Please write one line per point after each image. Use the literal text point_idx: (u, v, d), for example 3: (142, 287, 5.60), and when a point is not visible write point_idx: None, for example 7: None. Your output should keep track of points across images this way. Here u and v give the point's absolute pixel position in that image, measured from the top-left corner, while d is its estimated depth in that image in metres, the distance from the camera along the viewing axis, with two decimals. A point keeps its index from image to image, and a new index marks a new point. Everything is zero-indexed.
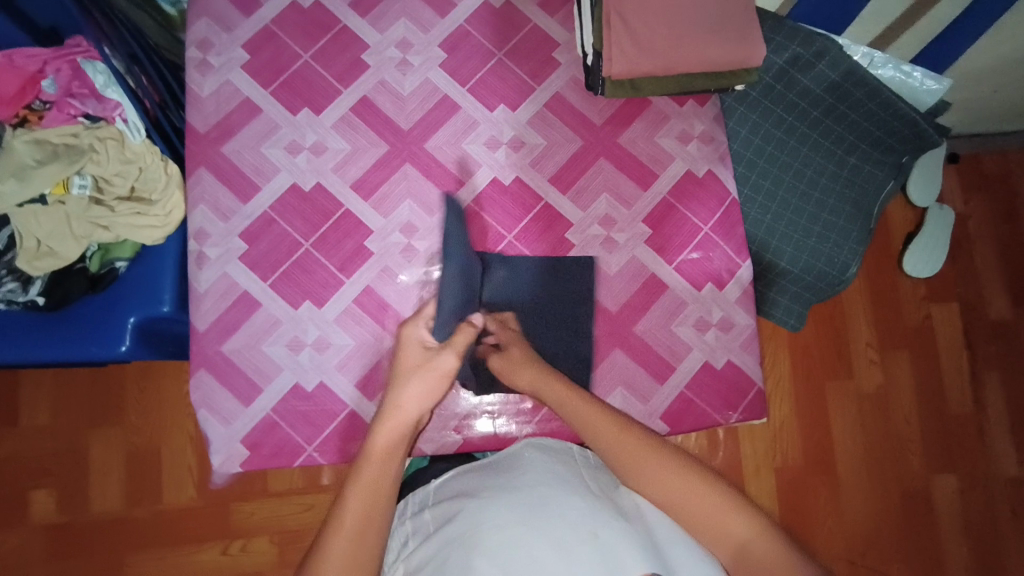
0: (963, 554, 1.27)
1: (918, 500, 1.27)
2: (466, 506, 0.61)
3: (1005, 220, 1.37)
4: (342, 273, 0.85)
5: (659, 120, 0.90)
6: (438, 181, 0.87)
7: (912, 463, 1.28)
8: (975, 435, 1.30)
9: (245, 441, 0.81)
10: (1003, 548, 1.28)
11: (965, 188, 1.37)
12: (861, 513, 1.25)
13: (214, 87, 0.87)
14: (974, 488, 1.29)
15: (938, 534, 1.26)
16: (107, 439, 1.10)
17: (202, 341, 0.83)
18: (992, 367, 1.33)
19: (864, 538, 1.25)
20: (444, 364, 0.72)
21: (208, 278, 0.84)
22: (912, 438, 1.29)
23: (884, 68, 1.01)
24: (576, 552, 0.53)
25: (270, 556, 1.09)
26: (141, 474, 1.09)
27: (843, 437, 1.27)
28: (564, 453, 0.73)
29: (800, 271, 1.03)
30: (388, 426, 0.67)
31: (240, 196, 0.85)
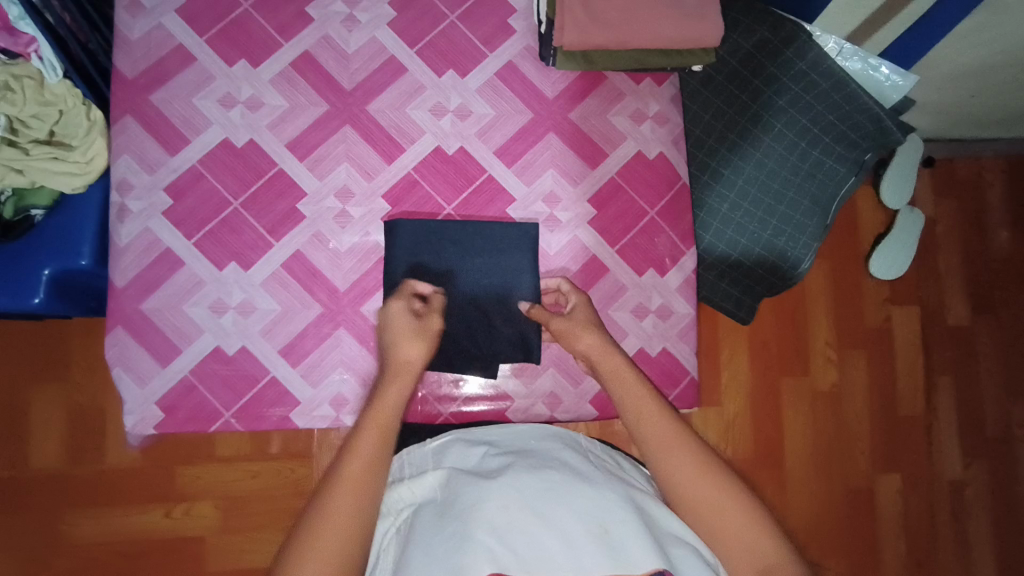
0: (901, 552, 1.29)
1: (863, 497, 1.28)
2: (470, 482, 0.60)
3: (970, 226, 1.37)
4: (271, 235, 0.81)
5: (614, 97, 0.87)
6: (379, 146, 0.83)
7: (859, 461, 1.29)
8: (924, 436, 1.32)
9: (161, 403, 0.79)
10: (938, 549, 1.30)
11: (935, 192, 1.36)
12: (812, 507, 1.27)
13: (146, 29, 0.82)
14: (917, 489, 1.31)
15: (879, 530, 1.28)
16: (49, 395, 1.06)
17: (120, 297, 0.79)
18: (945, 371, 1.34)
19: (809, 529, 1.26)
20: (433, 326, 0.70)
21: (129, 231, 0.80)
22: (862, 436, 1.29)
23: (850, 60, 0.99)
24: (590, 543, 0.53)
25: (212, 521, 1.07)
26: (84, 432, 1.06)
27: (794, 432, 1.27)
28: (567, 437, 0.70)
29: (752, 263, 1.02)
30: (393, 389, 0.63)
31: (167, 147, 0.81)
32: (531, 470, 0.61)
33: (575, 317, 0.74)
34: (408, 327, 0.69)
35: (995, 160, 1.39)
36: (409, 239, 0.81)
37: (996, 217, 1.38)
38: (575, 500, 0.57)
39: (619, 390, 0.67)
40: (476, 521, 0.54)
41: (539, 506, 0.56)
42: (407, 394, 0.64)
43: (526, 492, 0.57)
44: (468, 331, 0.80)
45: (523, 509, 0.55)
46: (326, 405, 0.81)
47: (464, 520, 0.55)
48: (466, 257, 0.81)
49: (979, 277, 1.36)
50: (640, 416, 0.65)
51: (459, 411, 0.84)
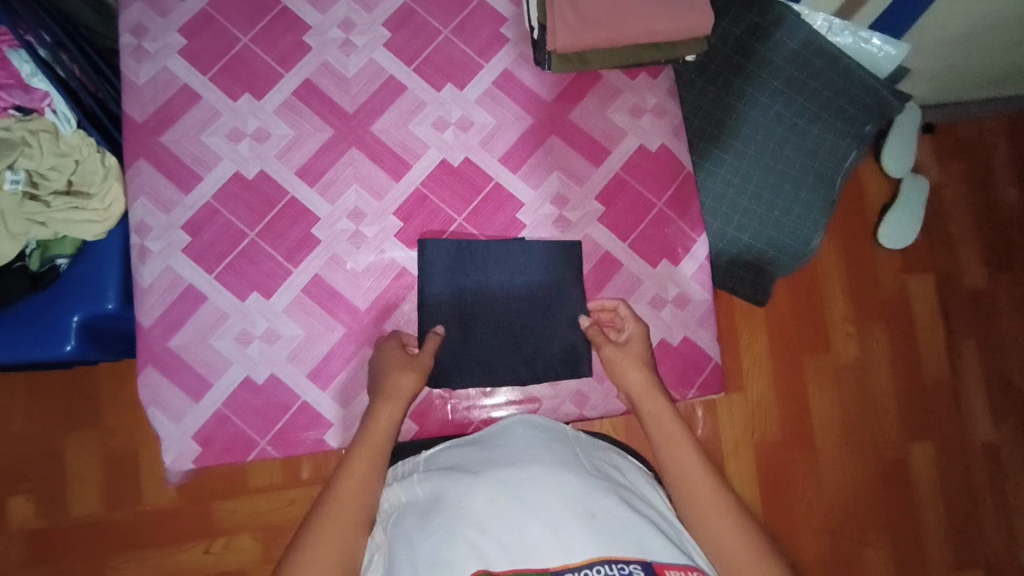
0: (941, 520, 1.28)
1: (895, 470, 1.27)
2: (456, 478, 0.63)
3: (978, 188, 1.36)
4: (289, 262, 0.83)
5: (611, 94, 0.88)
6: (386, 165, 0.85)
7: (889, 433, 1.28)
8: (952, 401, 1.31)
9: (197, 436, 0.80)
10: (978, 514, 1.29)
11: (939, 157, 1.36)
12: (842, 484, 1.26)
13: (151, 73, 0.84)
14: (950, 455, 1.29)
15: (916, 500, 1.27)
16: (82, 443, 1.08)
17: (148, 338, 0.81)
18: (967, 336, 1.33)
19: (843, 508, 1.25)
20: (426, 361, 0.74)
21: (151, 271, 0.81)
22: (890, 408, 1.29)
23: (841, 35, 1.00)
24: (568, 528, 0.56)
25: (254, 551, 1.08)
26: (120, 476, 1.08)
27: (821, 409, 1.27)
28: (555, 431, 0.72)
29: (763, 245, 1.02)
30: (383, 413, 0.69)
31: (181, 186, 0.83)
32: (517, 466, 0.63)
33: (629, 348, 0.76)
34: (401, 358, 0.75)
35: (997, 120, 1.38)
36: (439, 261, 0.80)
37: (1003, 176, 1.37)
38: (557, 488, 0.60)
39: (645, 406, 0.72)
40: (460, 516, 0.58)
41: (524, 498, 0.59)
42: (397, 418, 0.69)
43: (510, 484, 0.61)
44: (480, 344, 0.80)
45: (510, 502, 0.58)
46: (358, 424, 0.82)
47: (449, 514, 0.59)
48: (489, 271, 0.81)
49: (993, 238, 1.35)
50: (663, 433, 0.69)
51: (489, 417, 0.85)
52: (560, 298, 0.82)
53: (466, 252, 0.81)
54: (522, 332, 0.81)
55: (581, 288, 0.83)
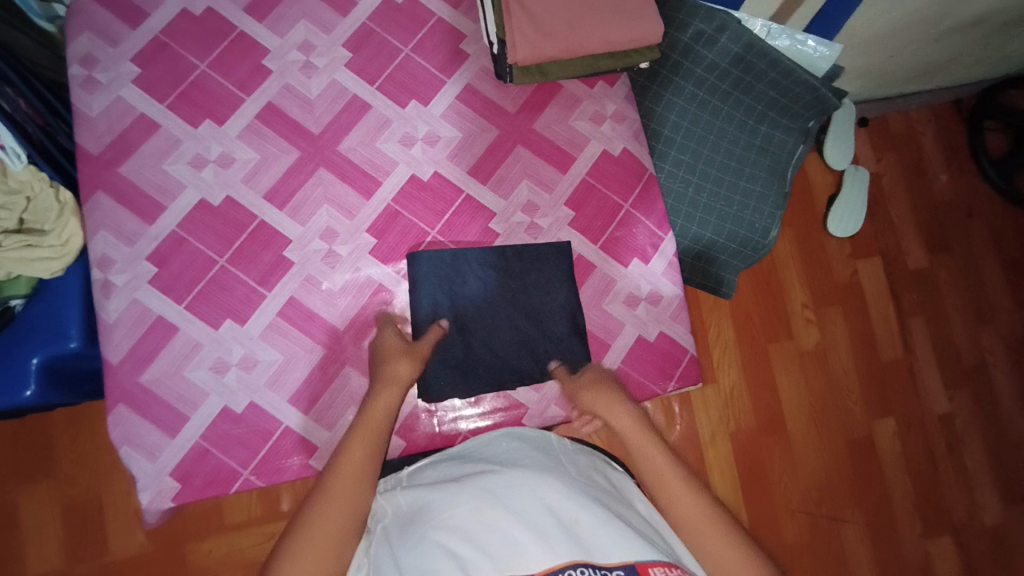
0: (907, 490, 1.34)
1: (862, 446, 1.34)
2: (441, 489, 0.63)
3: (912, 174, 1.46)
4: (262, 286, 0.82)
5: (572, 103, 0.91)
6: (355, 183, 0.85)
7: (854, 411, 1.34)
8: (908, 376, 1.38)
9: (175, 473, 0.77)
10: (940, 480, 1.36)
11: (876, 148, 1.46)
12: (815, 465, 1.31)
13: (105, 104, 0.82)
14: (911, 428, 1.37)
15: (884, 473, 1.34)
16: (40, 496, 1.02)
17: (117, 375, 0.78)
18: (915, 312, 1.42)
19: (818, 489, 1.30)
20: (423, 349, 0.76)
21: (117, 306, 0.79)
22: (852, 387, 1.35)
23: (779, 39, 1.07)
24: (552, 532, 0.56)
25: None
26: (83, 528, 1.02)
27: (789, 394, 1.32)
28: (541, 441, 0.73)
29: (726, 240, 1.08)
30: (382, 396, 0.69)
31: (144, 217, 0.81)
32: (503, 476, 0.64)
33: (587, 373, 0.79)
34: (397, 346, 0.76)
35: (922, 111, 1.50)
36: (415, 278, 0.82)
37: (933, 162, 1.48)
38: (541, 494, 0.61)
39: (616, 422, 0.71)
40: (444, 526, 0.58)
41: (509, 505, 0.59)
42: (396, 401, 0.69)
43: (495, 493, 0.61)
44: (470, 353, 0.82)
45: (495, 510, 0.58)
46: None
47: (433, 524, 0.58)
48: (458, 284, 0.83)
49: (930, 219, 1.45)
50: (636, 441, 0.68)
51: (477, 428, 0.85)
52: (546, 300, 0.85)
53: (441, 265, 0.82)
54: (512, 339, 0.83)
55: (571, 284, 0.86)
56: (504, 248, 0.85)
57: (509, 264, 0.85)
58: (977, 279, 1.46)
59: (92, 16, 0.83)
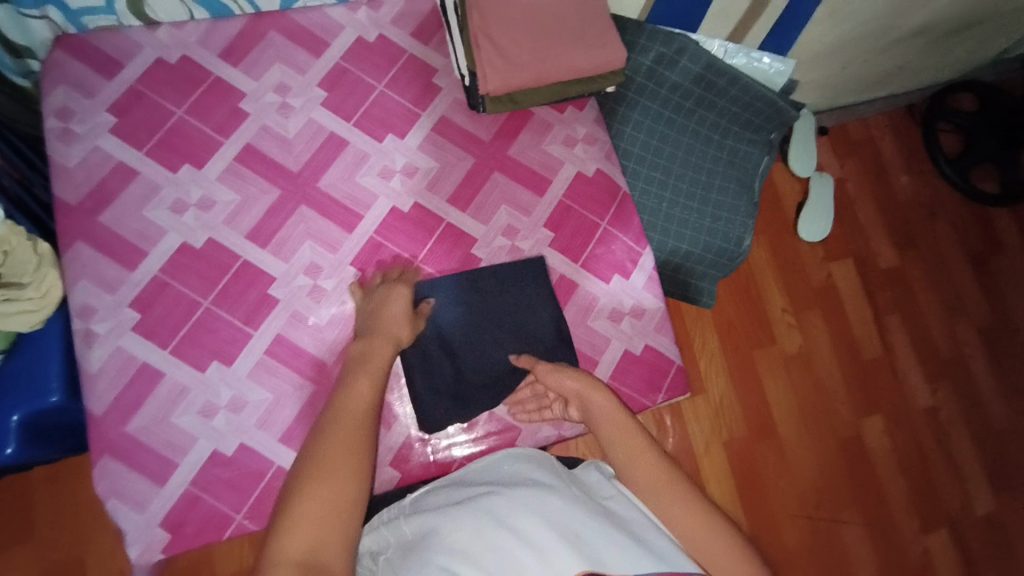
0: (900, 486, 1.36)
1: (852, 445, 1.36)
2: (444, 514, 0.63)
3: (874, 177, 1.53)
4: (248, 325, 0.81)
5: (544, 128, 0.94)
6: (337, 218, 0.86)
7: (841, 411, 1.37)
8: (889, 373, 1.42)
9: (165, 522, 0.76)
10: (930, 473, 1.39)
11: (837, 154, 1.52)
12: (809, 469, 1.32)
13: (82, 156, 0.83)
14: (897, 422, 1.40)
15: (876, 471, 1.36)
16: (22, 559, 0.98)
17: (101, 426, 0.76)
18: (891, 310, 1.46)
19: (814, 491, 1.32)
20: (419, 323, 0.80)
21: (100, 355, 0.78)
22: (837, 387, 1.38)
23: (737, 57, 1.11)
24: (554, 549, 0.56)
25: None
26: None
27: (778, 399, 1.34)
28: (541, 460, 0.73)
29: (702, 250, 1.12)
30: (380, 352, 0.72)
31: (125, 264, 0.81)
32: (504, 494, 0.64)
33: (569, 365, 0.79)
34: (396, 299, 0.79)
35: (879, 117, 1.57)
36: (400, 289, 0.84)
37: (893, 165, 1.55)
38: (542, 512, 0.61)
39: (607, 428, 0.73)
40: (448, 548, 0.58)
41: (511, 524, 0.59)
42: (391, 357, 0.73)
43: (497, 513, 0.61)
44: (460, 374, 0.83)
45: (497, 530, 0.59)
46: None
47: (436, 548, 0.58)
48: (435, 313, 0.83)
49: (895, 220, 1.51)
50: (626, 451, 0.71)
51: (472, 452, 0.84)
52: (531, 319, 0.86)
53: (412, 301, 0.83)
54: (499, 359, 0.84)
55: (551, 309, 0.87)
56: (470, 275, 0.86)
57: (483, 287, 0.86)
58: (946, 273, 1.51)
59: (66, 70, 0.84)
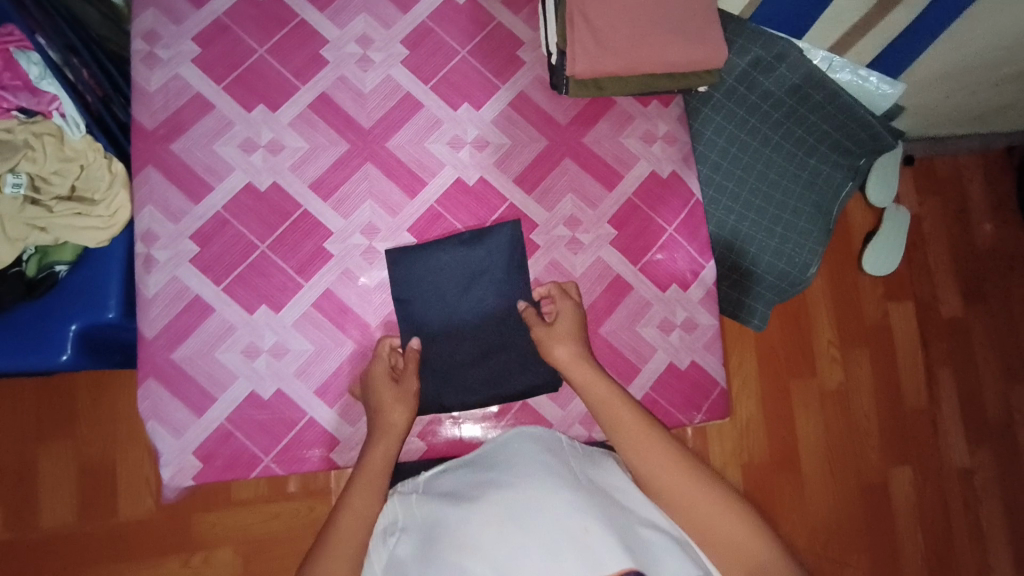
0: (917, 539, 1.31)
1: (875, 491, 1.31)
2: (456, 504, 0.62)
3: (956, 219, 1.42)
4: (299, 275, 0.82)
5: (624, 119, 0.90)
6: (401, 181, 0.85)
7: (870, 455, 1.31)
8: (929, 424, 1.35)
9: (199, 452, 0.78)
10: (951, 533, 1.33)
11: (919, 189, 1.42)
12: (825, 505, 1.29)
13: (163, 81, 0.83)
14: (927, 476, 1.33)
15: (894, 520, 1.31)
16: (61, 455, 1.04)
17: (150, 349, 0.79)
18: (943, 362, 1.38)
19: (825, 528, 1.28)
20: (409, 387, 0.75)
21: (156, 281, 0.79)
22: (871, 430, 1.32)
23: (842, 72, 1.04)
24: (565, 549, 0.54)
25: (233, 567, 1.03)
26: (94, 487, 1.03)
27: (807, 432, 1.30)
28: (550, 443, 0.70)
29: (765, 272, 1.07)
30: (378, 449, 0.71)
31: (190, 196, 0.81)
32: (513, 484, 0.62)
33: (556, 327, 0.75)
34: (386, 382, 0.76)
35: (973, 155, 1.45)
36: (462, 264, 0.82)
37: (978, 209, 1.44)
38: (550, 505, 0.58)
39: (617, 425, 0.68)
40: (458, 544, 0.57)
41: (518, 518, 0.57)
42: (392, 452, 0.71)
43: (507, 504, 0.59)
44: (516, 369, 0.82)
45: (507, 525, 0.57)
46: None
47: (448, 542, 0.57)
48: (483, 305, 0.82)
49: (969, 267, 1.41)
50: (633, 444, 0.67)
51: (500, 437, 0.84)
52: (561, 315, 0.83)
53: (452, 286, 0.82)
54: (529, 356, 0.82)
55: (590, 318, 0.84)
56: (517, 265, 0.83)
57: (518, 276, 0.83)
58: (1013, 332, 1.41)
59: None
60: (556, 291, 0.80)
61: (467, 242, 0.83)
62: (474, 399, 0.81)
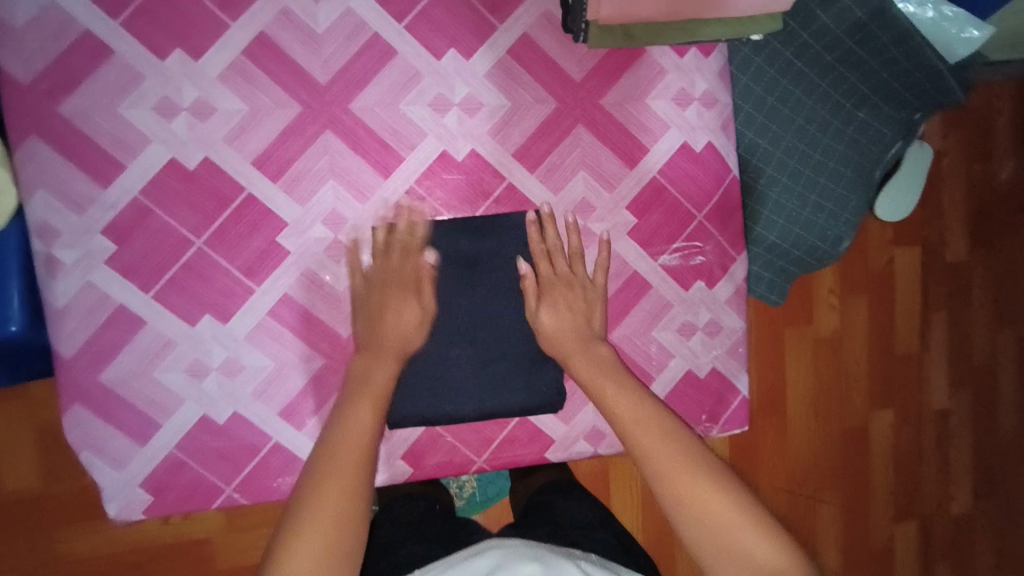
0: (888, 488, 1.20)
1: (856, 439, 1.17)
2: None
3: (978, 157, 1.21)
4: (249, 278, 0.66)
5: (652, 74, 0.72)
6: (372, 156, 0.67)
7: (855, 401, 1.16)
8: (917, 373, 1.20)
9: (148, 483, 0.67)
10: (921, 482, 1.22)
11: (944, 121, 1.19)
12: (805, 451, 1.14)
13: (35, 10, 0.61)
14: (909, 423, 1.20)
15: (869, 467, 1.18)
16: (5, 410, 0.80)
17: (71, 371, 0.64)
18: (941, 309, 1.21)
19: (803, 473, 1.14)
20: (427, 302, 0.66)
21: (66, 290, 0.63)
22: (859, 377, 1.16)
23: (920, 7, 0.84)
24: None
25: (217, 524, 0.85)
26: (60, 451, 0.81)
27: (795, 379, 1.12)
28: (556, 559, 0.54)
29: (789, 244, 0.88)
30: (359, 415, 0.59)
31: (96, 177, 0.63)
32: None
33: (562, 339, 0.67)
34: (398, 278, 0.66)
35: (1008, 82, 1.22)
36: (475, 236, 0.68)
37: (1003, 147, 1.22)
38: None
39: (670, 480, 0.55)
40: None
41: None
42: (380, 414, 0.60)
43: None
44: (506, 375, 0.69)
45: None
46: None
47: None
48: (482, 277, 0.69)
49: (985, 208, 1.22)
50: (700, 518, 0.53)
51: (493, 460, 0.72)
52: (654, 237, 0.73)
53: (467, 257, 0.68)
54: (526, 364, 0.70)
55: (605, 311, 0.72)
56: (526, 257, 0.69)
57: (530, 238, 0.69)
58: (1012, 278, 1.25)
59: None
60: (539, 247, 0.68)
61: (459, 233, 0.68)
62: (467, 415, 0.68)
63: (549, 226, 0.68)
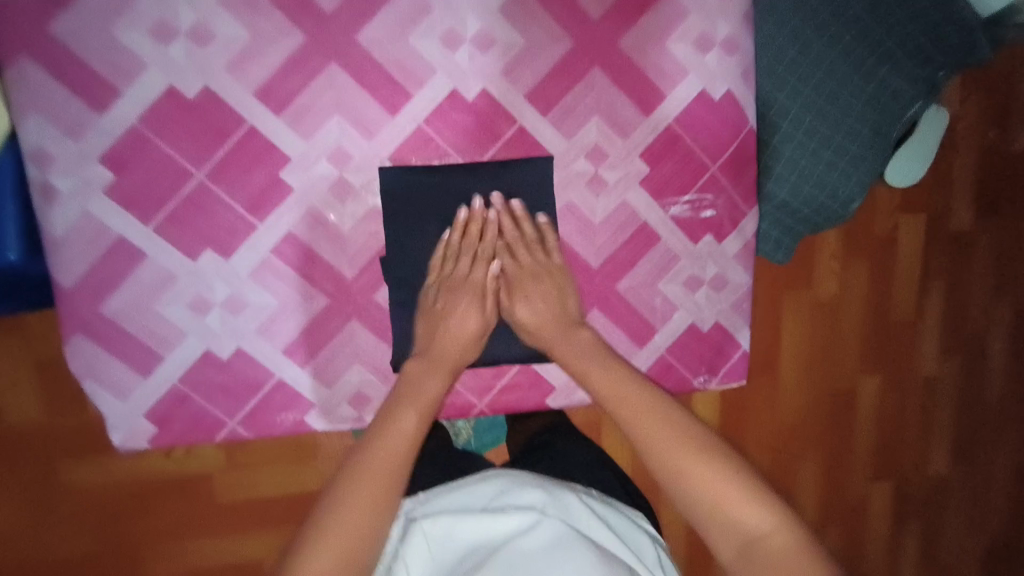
0: (869, 449, 1.23)
1: (843, 402, 1.20)
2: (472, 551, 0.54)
3: (995, 123, 1.18)
4: (253, 214, 0.65)
5: (674, 16, 0.69)
6: (378, 92, 0.64)
7: (846, 365, 1.18)
8: (910, 339, 1.21)
9: (152, 413, 0.68)
10: (901, 444, 1.26)
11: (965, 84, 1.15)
12: (792, 410, 1.17)
13: None
14: (895, 388, 1.23)
15: (853, 429, 1.21)
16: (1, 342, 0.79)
17: (72, 301, 0.64)
18: (940, 276, 1.21)
19: (789, 431, 1.17)
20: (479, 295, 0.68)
21: (63, 218, 0.62)
22: (852, 342, 1.18)
23: None
24: None
25: (217, 460, 0.87)
26: (61, 385, 0.81)
27: (789, 341, 1.13)
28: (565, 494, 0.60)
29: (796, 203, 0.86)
30: (408, 420, 0.60)
31: (90, 103, 0.60)
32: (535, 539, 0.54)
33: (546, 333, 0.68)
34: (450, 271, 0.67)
35: None
36: (462, 194, 0.67)
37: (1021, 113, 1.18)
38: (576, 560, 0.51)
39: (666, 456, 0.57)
40: None
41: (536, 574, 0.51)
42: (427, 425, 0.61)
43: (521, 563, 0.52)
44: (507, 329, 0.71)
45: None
46: (347, 405, 0.71)
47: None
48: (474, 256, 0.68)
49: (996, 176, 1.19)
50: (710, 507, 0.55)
51: (494, 403, 0.73)
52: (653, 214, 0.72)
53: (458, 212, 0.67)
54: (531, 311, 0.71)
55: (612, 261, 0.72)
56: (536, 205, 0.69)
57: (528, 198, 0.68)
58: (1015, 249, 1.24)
59: None
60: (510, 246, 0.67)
61: (466, 176, 0.67)
62: (472, 360, 0.71)
63: (507, 218, 0.66)
